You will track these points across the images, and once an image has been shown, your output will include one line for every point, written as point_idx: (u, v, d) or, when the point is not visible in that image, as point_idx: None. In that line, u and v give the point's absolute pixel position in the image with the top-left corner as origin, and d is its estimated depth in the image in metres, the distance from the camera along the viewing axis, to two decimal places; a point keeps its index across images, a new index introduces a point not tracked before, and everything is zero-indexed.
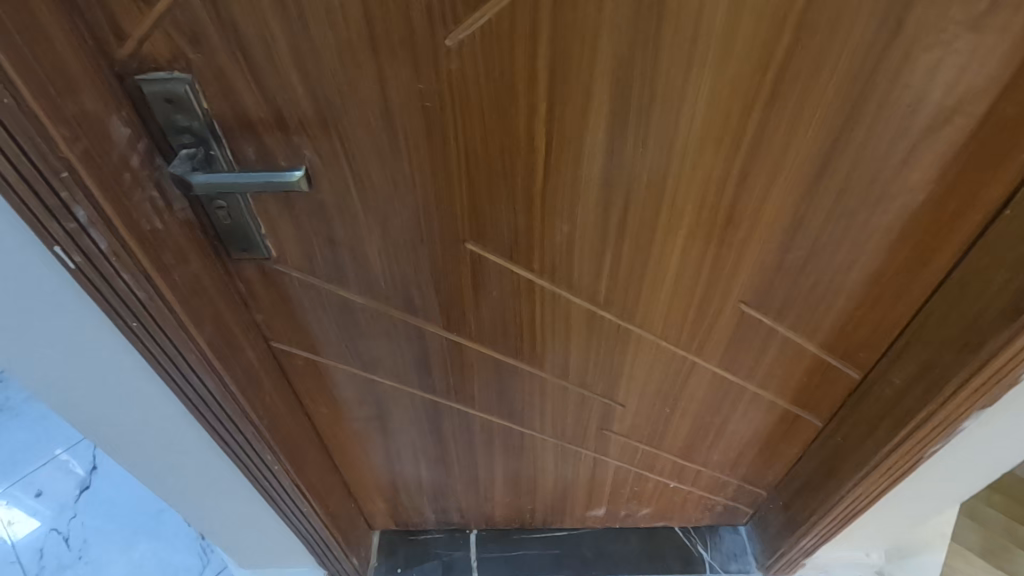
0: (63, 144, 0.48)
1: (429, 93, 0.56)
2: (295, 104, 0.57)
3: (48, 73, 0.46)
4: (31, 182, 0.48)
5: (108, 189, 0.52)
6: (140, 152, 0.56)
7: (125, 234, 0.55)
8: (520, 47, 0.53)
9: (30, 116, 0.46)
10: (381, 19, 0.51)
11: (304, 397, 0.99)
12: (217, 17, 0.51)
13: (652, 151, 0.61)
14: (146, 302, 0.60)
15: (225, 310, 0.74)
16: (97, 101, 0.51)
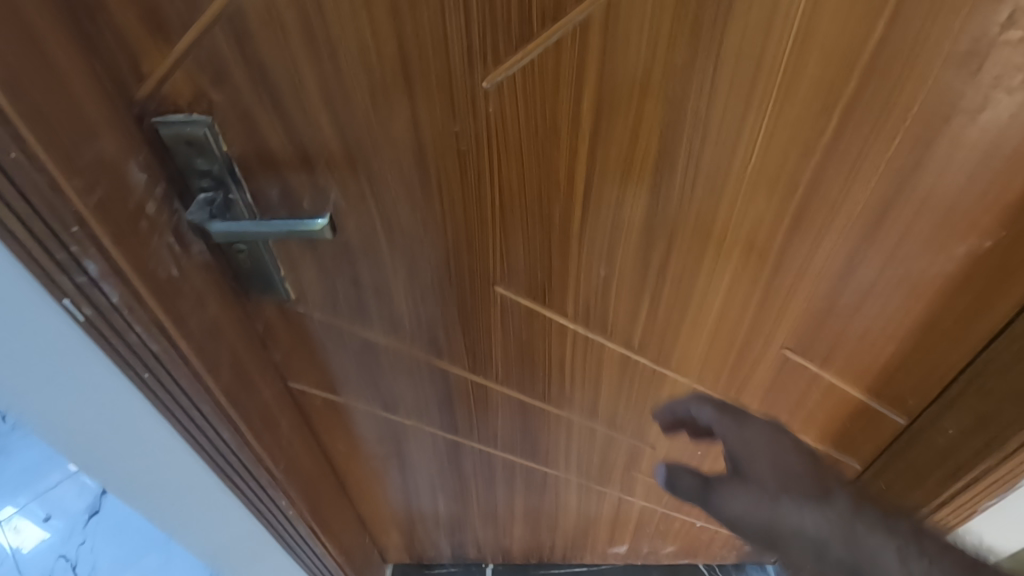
0: (77, 195, 0.45)
1: (464, 135, 0.52)
2: (323, 145, 0.54)
3: (61, 120, 0.43)
4: (42, 237, 0.45)
5: (122, 239, 0.49)
6: (158, 197, 0.52)
7: (138, 285, 0.52)
8: (564, 89, 0.49)
9: (41, 167, 0.42)
10: (416, 60, 0.47)
11: (321, 435, 0.95)
12: (242, 56, 0.47)
13: (700, 196, 0.57)
14: (159, 353, 0.57)
15: (244, 353, 0.71)
16: (115, 145, 0.47)
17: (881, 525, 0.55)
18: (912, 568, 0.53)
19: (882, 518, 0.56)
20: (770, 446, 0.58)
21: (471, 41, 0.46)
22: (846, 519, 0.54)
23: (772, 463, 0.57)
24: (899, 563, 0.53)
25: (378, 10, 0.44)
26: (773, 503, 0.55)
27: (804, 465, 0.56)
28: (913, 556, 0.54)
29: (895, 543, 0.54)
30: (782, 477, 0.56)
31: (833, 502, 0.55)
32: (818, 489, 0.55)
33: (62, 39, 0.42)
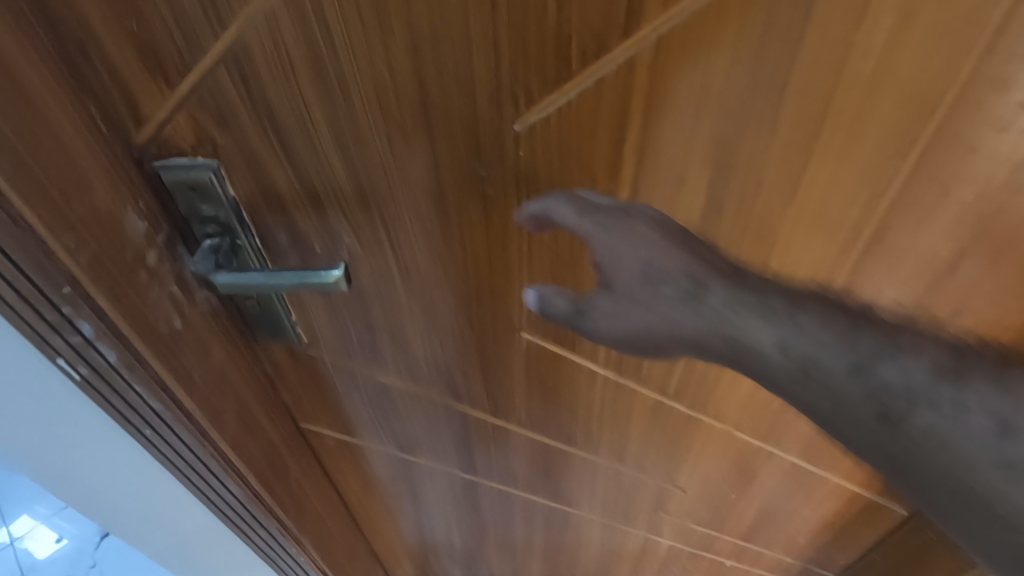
0: (67, 255, 0.41)
1: (492, 180, 0.47)
2: (335, 190, 0.49)
3: (51, 174, 0.38)
4: (32, 298, 0.41)
5: (119, 296, 0.45)
6: (159, 245, 0.48)
7: (137, 342, 0.48)
8: (604, 132, 0.44)
9: (27, 229, 0.38)
10: (440, 102, 0.42)
11: (334, 475, 0.91)
12: (248, 97, 0.42)
13: (750, 245, 0.52)
14: (161, 411, 0.53)
15: (252, 402, 0.66)
16: (110, 195, 0.43)
17: (756, 302, 0.44)
18: (786, 344, 0.43)
19: (758, 301, 0.44)
20: (639, 244, 0.44)
21: (501, 81, 0.41)
22: (716, 303, 0.44)
23: (641, 266, 0.44)
24: (777, 347, 0.43)
25: (398, 50, 0.39)
26: (646, 312, 0.45)
27: (675, 260, 0.44)
28: (792, 335, 0.43)
29: (769, 323, 0.43)
30: (645, 274, 0.44)
31: (704, 298, 0.44)
32: (684, 282, 0.44)
33: (51, 80, 0.37)
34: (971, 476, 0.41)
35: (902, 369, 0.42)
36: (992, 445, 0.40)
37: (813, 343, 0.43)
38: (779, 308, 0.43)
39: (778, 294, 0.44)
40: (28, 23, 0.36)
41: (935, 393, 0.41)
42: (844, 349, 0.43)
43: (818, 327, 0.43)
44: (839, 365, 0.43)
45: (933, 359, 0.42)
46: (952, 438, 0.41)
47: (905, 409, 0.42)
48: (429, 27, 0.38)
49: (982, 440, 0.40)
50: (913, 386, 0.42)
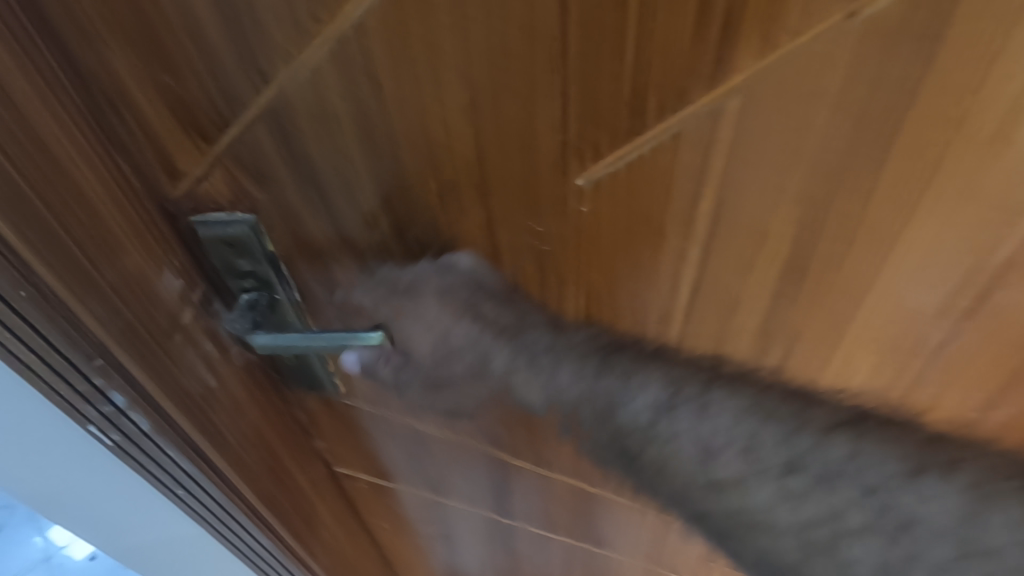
0: (97, 326, 0.38)
1: (550, 235, 0.44)
2: (377, 243, 0.45)
3: (82, 242, 0.36)
4: (64, 370, 0.38)
5: (151, 361, 0.42)
6: (194, 304, 0.45)
7: (169, 407, 0.45)
8: (678, 188, 0.39)
9: (58, 302, 0.35)
10: (497, 157, 0.39)
11: (365, 516, 0.87)
12: (289, 151, 0.39)
13: (832, 307, 0.46)
14: (195, 472, 0.50)
15: (286, 454, 0.63)
16: (145, 257, 0.40)
17: (527, 359, 0.50)
18: (555, 392, 0.50)
19: (530, 355, 0.50)
20: (437, 318, 0.49)
21: (566, 132, 0.37)
22: (502, 366, 0.51)
23: (436, 338, 0.51)
24: (544, 396, 0.51)
25: (453, 103, 0.36)
26: (441, 371, 0.54)
27: (460, 328, 0.50)
28: (551, 381, 0.50)
29: (533, 371, 0.50)
30: (441, 346, 0.52)
31: (491, 362, 0.52)
32: (473, 350, 0.51)
33: (81, 141, 0.34)
34: (688, 493, 0.49)
35: (636, 401, 0.48)
36: (694, 462, 0.48)
37: (574, 392, 0.50)
38: (540, 357, 0.50)
39: (541, 346, 0.49)
40: (57, 81, 0.32)
41: (656, 429, 0.48)
42: (594, 395, 0.49)
43: (563, 366, 0.49)
44: (587, 407, 0.51)
45: (653, 395, 0.48)
46: (672, 460, 0.49)
47: (639, 441, 0.49)
48: (488, 80, 0.34)
49: (688, 458, 0.48)
50: (643, 420, 0.48)
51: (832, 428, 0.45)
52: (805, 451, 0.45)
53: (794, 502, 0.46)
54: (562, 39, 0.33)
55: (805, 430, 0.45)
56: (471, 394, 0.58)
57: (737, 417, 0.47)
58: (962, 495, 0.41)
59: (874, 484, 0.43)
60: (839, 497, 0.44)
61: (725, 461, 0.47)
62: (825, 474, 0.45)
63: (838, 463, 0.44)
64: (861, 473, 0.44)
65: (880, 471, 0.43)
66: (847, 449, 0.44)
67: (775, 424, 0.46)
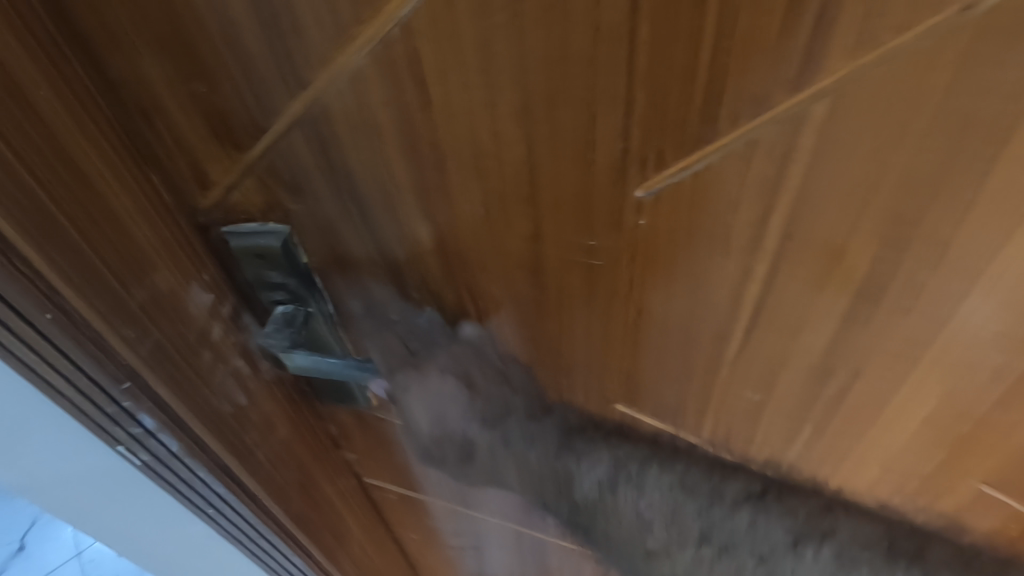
0: (125, 349, 0.36)
1: (602, 250, 0.41)
2: (417, 256, 0.43)
3: (109, 260, 0.34)
4: (94, 391, 0.36)
5: (179, 380, 0.41)
6: (224, 318, 0.44)
7: (198, 427, 0.43)
8: (748, 202, 0.36)
9: (84, 325, 0.33)
10: (550, 168, 0.36)
11: (393, 523, 0.85)
12: (326, 161, 0.37)
13: (909, 344, 0.41)
14: (225, 492, 0.48)
15: (316, 467, 0.61)
16: (172, 273, 0.38)
17: (502, 441, 0.60)
18: (523, 464, 0.61)
19: (504, 439, 0.59)
20: (430, 407, 0.57)
21: (629, 140, 0.33)
22: (487, 443, 0.60)
23: (431, 423, 0.59)
24: (515, 466, 0.62)
25: (505, 109, 0.33)
26: (432, 448, 0.63)
27: (449, 415, 0.58)
28: (517, 457, 0.61)
29: (503, 447, 0.60)
30: (435, 429, 0.60)
31: (474, 443, 0.61)
32: (460, 432, 0.60)
33: (107, 153, 0.33)
34: (631, 551, 0.64)
35: (589, 474, 0.59)
36: (635, 526, 0.62)
37: (538, 465, 0.60)
38: (514, 439, 0.59)
39: (512, 429, 0.58)
40: (85, 89, 0.32)
41: (602, 501, 0.61)
42: (557, 470, 0.60)
43: (525, 445, 0.59)
44: (551, 483, 0.62)
45: (601, 472, 0.59)
46: (618, 521, 0.62)
47: (589, 507, 0.62)
48: (545, 84, 0.32)
49: (627, 525, 0.62)
50: (592, 494, 0.61)
51: (739, 502, 0.56)
52: (715, 522, 0.58)
53: (709, 560, 0.60)
54: (630, 37, 0.29)
55: (717, 504, 0.57)
56: (456, 469, 0.65)
57: (668, 492, 0.58)
58: (832, 561, 0.54)
59: (765, 548, 0.56)
60: (738, 558, 0.58)
61: (656, 526, 0.60)
62: (729, 538, 0.57)
63: (740, 531, 0.57)
64: (755, 540, 0.57)
65: (771, 539, 0.56)
66: (747, 519, 0.56)
67: (694, 500, 0.58)
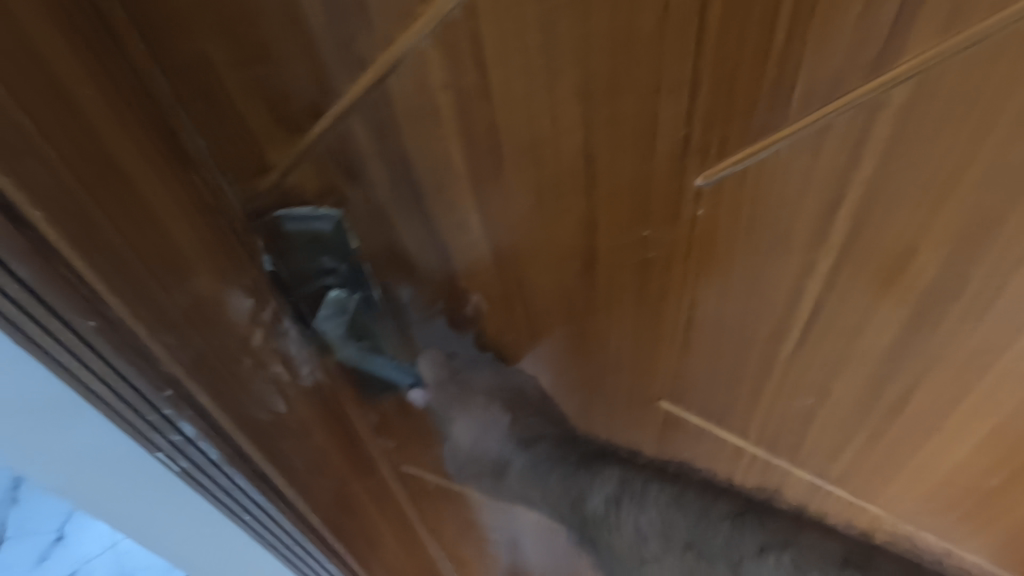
0: (169, 361, 0.33)
1: (657, 241, 0.39)
2: (467, 244, 0.43)
3: (150, 263, 0.30)
4: (138, 404, 0.33)
5: (223, 389, 0.37)
6: (263, 323, 0.41)
7: (239, 439, 0.40)
8: (815, 193, 0.34)
9: (126, 331, 0.30)
10: (607, 156, 0.35)
11: (429, 524, 0.82)
12: (383, 145, 0.37)
13: (989, 335, 0.40)
14: (263, 502, 0.45)
15: (354, 479, 0.57)
16: (212, 272, 0.35)
17: (531, 464, 0.57)
18: (535, 476, 0.57)
19: (535, 467, 0.56)
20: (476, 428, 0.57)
21: (692, 127, 0.32)
22: (519, 467, 0.58)
23: (472, 442, 0.58)
24: (533, 483, 0.57)
25: (565, 93, 0.32)
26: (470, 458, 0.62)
27: (492, 437, 0.57)
28: (531, 472, 0.57)
29: (525, 462, 0.57)
30: (475, 447, 0.59)
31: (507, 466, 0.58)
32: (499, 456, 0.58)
33: (145, 147, 0.30)
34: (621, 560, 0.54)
35: (592, 484, 0.53)
36: (631, 542, 0.52)
37: (547, 474, 0.56)
38: (540, 459, 0.56)
39: (543, 455, 0.56)
40: (122, 76, 0.28)
41: (589, 503, 0.53)
42: (560, 479, 0.55)
43: (541, 455, 0.56)
44: (546, 488, 0.56)
45: (605, 489, 0.52)
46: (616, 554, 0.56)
47: (580, 516, 0.55)
48: (608, 68, 0.31)
49: (624, 537, 0.52)
50: (580, 497, 0.53)
51: (726, 517, 0.48)
52: (694, 530, 0.48)
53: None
54: (700, 19, 0.28)
55: (707, 515, 0.49)
56: (492, 486, 0.63)
57: (664, 511, 0.50)
58: None
59: (736, 560, 0.46)
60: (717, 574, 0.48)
61: (651, 544, 0.51)
62: (709, 553, 0.48)
63: (718, 546, 0.47)
64: (729, 551, 0.47)
65: (739, 546, 0.46)
66: (727, 526, 0.48)
67: (683, 513, 0.49)
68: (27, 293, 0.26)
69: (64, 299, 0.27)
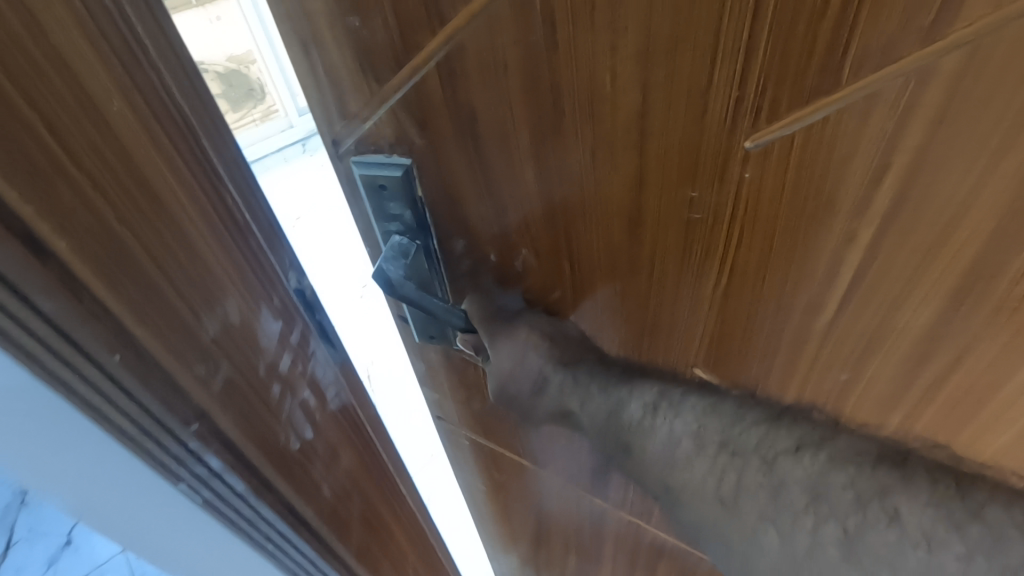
0: (197, 389, 0.44)
1: (701, 204, 0.42)
2: (523, 199, 0.46)
3: (187, 295, 0.41)
4: (157, 416, 0.42)
5: (241, 408, 0.48)
6: (290, 347, 0.53)
7: (249, 444, 0.50)
8: (860, 160, 0.35)
9: (147, 358, 0.39)
10: (660, 116, 0.37)
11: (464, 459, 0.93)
12: (453, 99, 0.40)
13: None
14: (272, 487, 0.54)
15: (363, 478, 0.71)
16: (242, 310, 0.46)
17: (571, 383, 0.56)
18: (581, 399, 0.56)
19: (576, 381, 0.56)
20: (516, 351, 0.56)
21: (743, 90, 0.34)
22: (557, 386, 0.57)
23: (512, 365, 0.57)
24: (579, 411, 0.56)
25: (625, 54, 0.35)
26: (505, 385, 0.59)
27: (530, 357, 0.56)
28: (567, 386, 0.56)
29: (558, 372, 0.56)
30: (516, 371, 0.57)
31: (547, 386, 0.57)
32: (536, 374, 0.57)
33: (187, 182, 0.39)
34: (666, 478, 0.52)
35: (641, 403, 0.53)
36: (665, 457, 0.51)
37: (592, 395, 0.55)
38: (572, 378, 0.56)
39: (585, 369, 0.56)
40: (164, 112, 0.36)
41: (632, 416, 0.53)
42: (603, 401, 0.54)
43: (583, 375, 0.56)
44: (586, 411, 0.55)
45: (646, 399, 0.52)
46: (648, 454, 0.52)
47: (626, 437, 0.54)
48: (669, 29, 0.33)
49: (659, 448, 0.52)
50: (627, 419, 0.53)
51: (760, 422, 0.49)
52: (734, 434, 0.49)
53: (728, 476, 0.48)
54: None
55: (745, 419, 0.49)
56: (527, 406, 0.60)
57: (700, 415, 0.50)
58: (825, 467, 0.44)
59: (770, 457, 0.47)
60: (743, 464, 0.48)
61: (682, 446, 0.50)
62: (739, 448, 0.48)
63: (763, 450, 0.47)
64: (771, 451, 0.47)
65: (776, 445, 0.47)
66: (762, 429, 0.48)
67: (719, 415, 0.50)
68: (61, 333, 0.34)
69: (80, 319, 0.35)
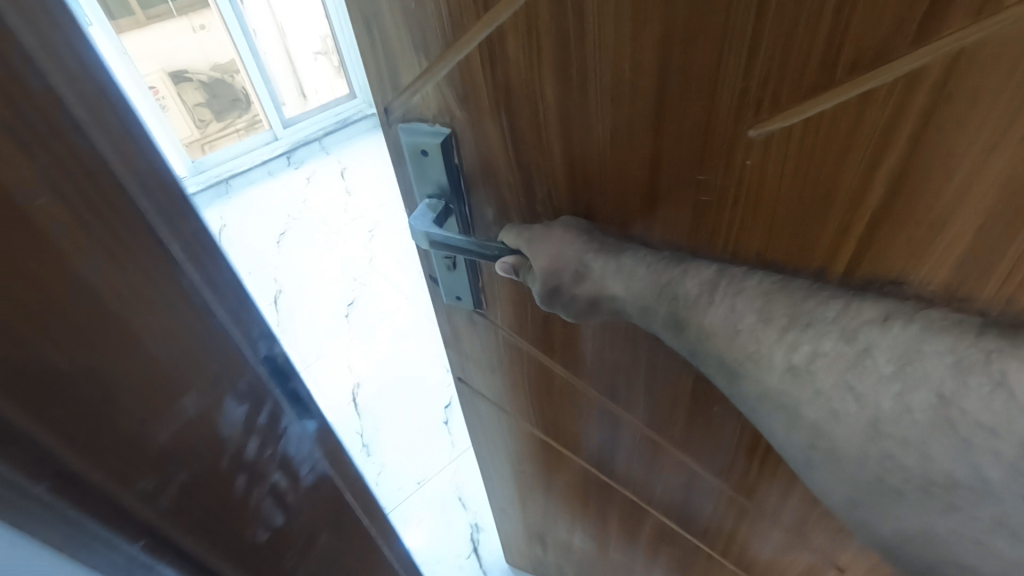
0: (146, 506, 0.47)
1: (710, 187, 0.45)
2: (549, 172, 0.51)
3: (136, 407, 0.42)
4: (96, 530, 0.47)
5: (199, 514, 0.52)
6: (259, 430, 0.54)
7: (208, 546, 0.55)
8: (857, 154, 0.38)
9: (87, 486, 0.43)
10: (676, 99, 0.41)
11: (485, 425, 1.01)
12: (492, 75, 0.46)
13: None
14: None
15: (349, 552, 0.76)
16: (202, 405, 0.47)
17: (614, 265, 0.51)
18: (626, 281, 0.51)
19: (615, 261, 0.51)
20: (555, 244, 0.52)
21: (749, 82, 0.38)
22: (599, 272, 0.52)
23: (549, 259, 0.52)
24: (623, 290, 0.51)
25: (647, 40, 0.39)
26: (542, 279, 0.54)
27: (565, 242, 0.52)
28: (608, 269, 0.51)
29: (599, 256, 0.51)
30: (554, 265, 0.53)
31: (587, 274, 0.52)
32: (572, 263, 0.52)
33: (148, 323, 0.41)
34: (732, 364, 0.46)
35: (694, 276, 0.48)
36: (729, 334, 0.45)
37: (639, 273, 0.50)
38: (611, 259, 0.51)
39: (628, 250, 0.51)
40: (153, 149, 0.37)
41: (682, 288, 0.48)
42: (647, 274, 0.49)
43: (625, 257, 0.51)
44: (629, 292, 0.51)
45: (700, 276, 0.47)
46: (707, 335, 0.47)
47: (680, 313, 0.48)
48: (684, 21, 0.37)
49: (720, 326, 0.46)
50: (678, 292, 0.48)
51: (838, 296, 0.42)
52: (811, 308, 0.42)
53: (811, 357, 0.41)
54: None
55: (820, 289, 0.43)
56: (567, 302, 0.55)
57: (767, 287, 0.45)
58: (910, 333, 0.38)
59: (851, 328, 0.40)
60: (817, 340, 0.41)
61: (747, 320, 0.44)
62: (814, 319, 0.42)
63: (834, 315, 0.41)
64: (853, 325, 0.40)
65: (860, 315, 0.40)
66: (840, 304, 0.41)
67: (789, 288, 0.44)
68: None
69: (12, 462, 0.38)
